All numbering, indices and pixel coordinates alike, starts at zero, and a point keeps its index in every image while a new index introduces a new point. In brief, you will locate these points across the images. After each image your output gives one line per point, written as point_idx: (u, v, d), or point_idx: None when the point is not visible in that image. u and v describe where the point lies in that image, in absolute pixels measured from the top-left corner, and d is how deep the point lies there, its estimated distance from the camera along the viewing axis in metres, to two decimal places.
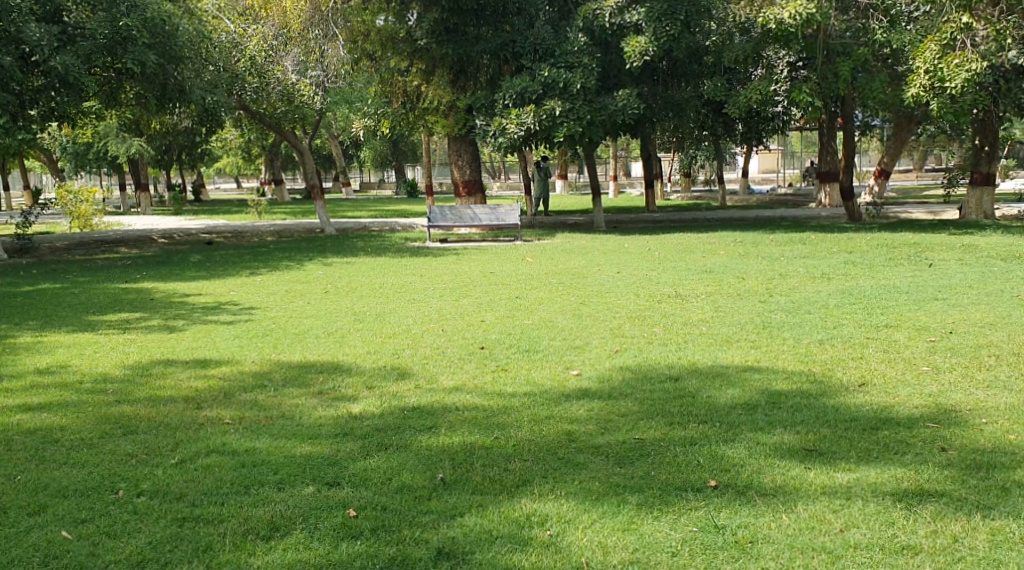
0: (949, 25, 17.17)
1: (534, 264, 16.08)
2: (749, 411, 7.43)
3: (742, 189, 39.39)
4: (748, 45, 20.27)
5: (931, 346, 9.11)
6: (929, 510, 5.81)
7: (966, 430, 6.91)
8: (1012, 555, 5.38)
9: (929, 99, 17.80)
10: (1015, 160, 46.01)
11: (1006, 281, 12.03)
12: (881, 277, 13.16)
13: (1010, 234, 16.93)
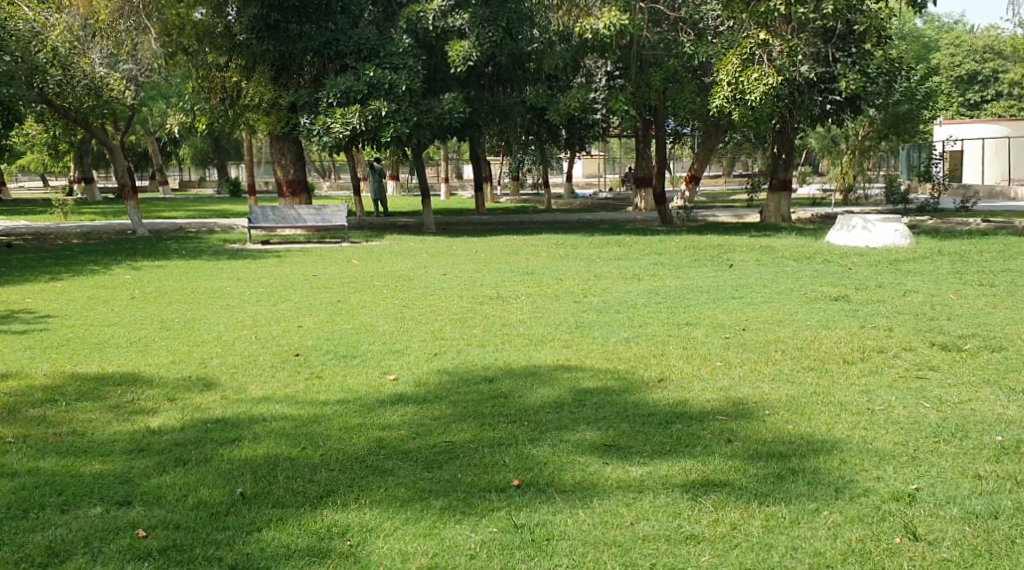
0: (749, 40, 18.04)
1: (355, 266, 16.05)
2: (556, 410, 7.66)
3: (567, 192, 40.34)
4: (568, 53, 20.95)
5: (726, 342, 9.59)
6: (714, 501, 6.01)
7: (751, 421, 7.26)
8: (783, 538, 5.43)
9: (732, 110, 18.48)
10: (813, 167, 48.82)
11: (798, 281, 12.74)
12: (686, 278, 13.73)
13: (803, 238, 17.91)
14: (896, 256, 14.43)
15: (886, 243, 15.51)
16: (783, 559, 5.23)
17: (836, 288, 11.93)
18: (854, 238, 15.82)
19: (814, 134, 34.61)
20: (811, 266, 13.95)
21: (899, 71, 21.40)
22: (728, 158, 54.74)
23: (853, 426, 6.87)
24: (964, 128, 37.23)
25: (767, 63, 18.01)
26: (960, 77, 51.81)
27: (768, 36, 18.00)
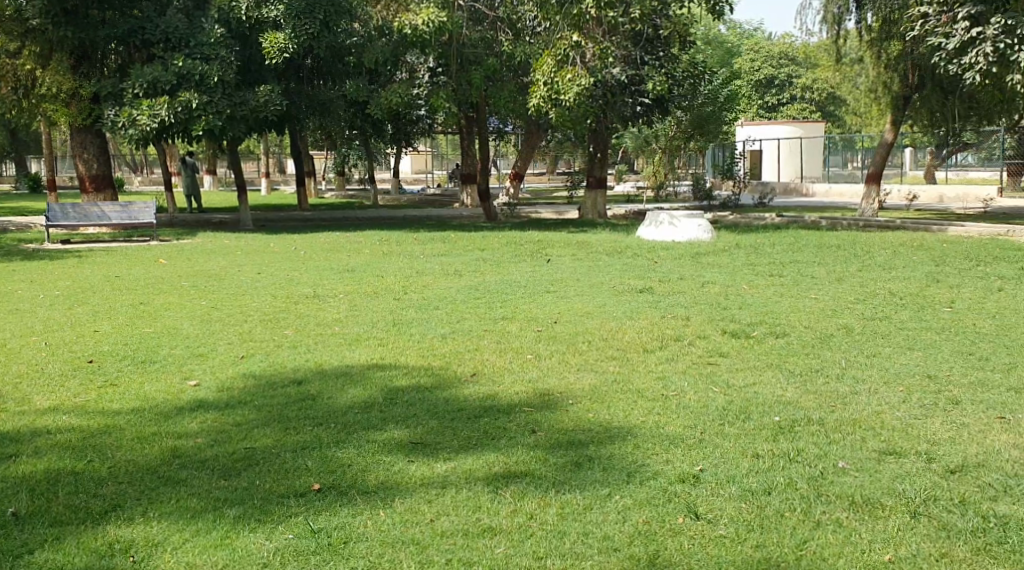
0: (562, 42, 18.23)
1: (165, 266, 15.57)
2: (364, 410, 7.57)
3: (394, 187, 40.19)
4: (387, 48, 20.88)
5: (538, 335, 9.71)
6: (512, 492, 5.98)
7: (555, 412, 7.31)
8: (575, 525, 5.50)
9: (548, 109, 18.87)
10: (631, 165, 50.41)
11: (612, 274, 13.09)
12: (505, 273, 13.91)
13: (618, 232, 18.45)
14: (699, 249, 15.01)
15: (690, 238, 16.11)
16: (575, 545, 5.29)
17: (643, 280, 12.32)
18: (661, 233, 16.40)
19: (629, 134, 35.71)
20: (621, 260, 14.35)
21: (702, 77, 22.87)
22: (552, 155, 55.90)
23: (647, 411, 7.11)
24: (762, 128, 38.30)
25: (581, 64, 18.30)
26: (760, 80, 54.44)
27: (583, 38, 18.12)
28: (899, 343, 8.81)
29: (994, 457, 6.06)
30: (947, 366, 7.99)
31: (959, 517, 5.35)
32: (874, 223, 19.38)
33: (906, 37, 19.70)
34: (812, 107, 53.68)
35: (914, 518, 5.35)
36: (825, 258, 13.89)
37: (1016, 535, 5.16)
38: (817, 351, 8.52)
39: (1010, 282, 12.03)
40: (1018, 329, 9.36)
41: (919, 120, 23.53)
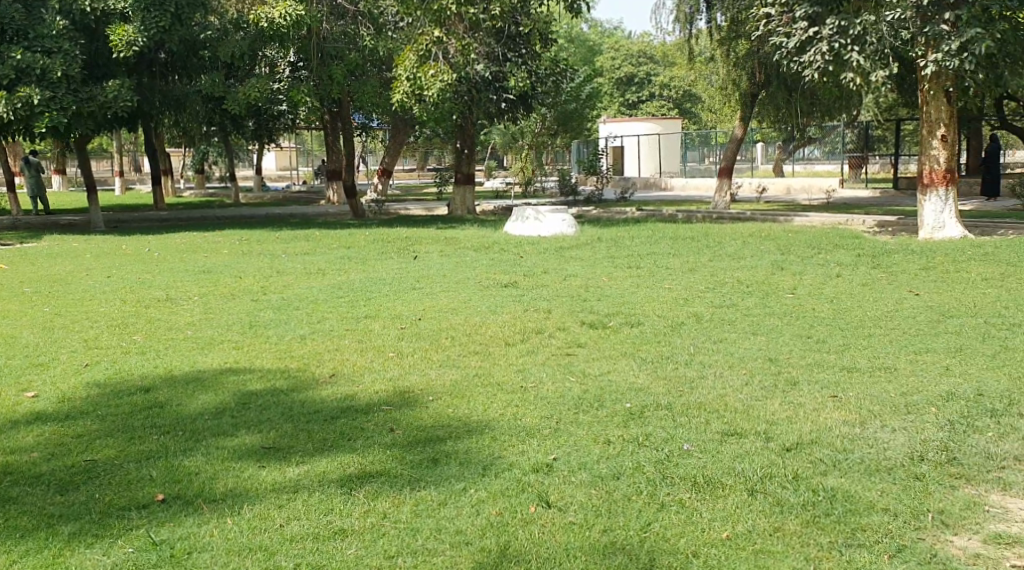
0: (423, 37, 18.30)
1: (10, 272, 14.90)
2: (216, 415, 7.31)
3: (257, 186, 39.50)
4: (244, 43, 20.45)
5: (401, 332, 9.57)
6: (367, 491, 5.82)
7: (415, 409, 7.16)
8: (429, 522, 5.44)
9: (411, 105, 18.92)
10: (498, 161, 51.04)
11: (476, 268, 13.17)
12: (369, 271, 13.83)
13: (484, 227, 18.59)
14: (563, 243, 15.23)
15: (556, 233, 16.42)
16: (427, 542, 5.26)
17: (507, 275, 12.39)
18: (528, 228, 16.57)
19: (497, 130, 35.80)
20: (486, 255, 14.41)
21: (562, 73, 23.28)
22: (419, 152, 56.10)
23: (506, 404, 7.12)
24: (623, 126, 39.87)
25: (442, 60, 18.42)
26: (620, 78, 55.76)
27: (443, 34, 18.24)
28: (744, 329, 9.28)
29: (827, 434, 6.40)
30: (785, 349, 8.52)
31: (791, 492, 5.63)
32: (726, 215, 19.94)
33: (751, 37, 20.36)
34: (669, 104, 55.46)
35: (750, 496, 5.59)
36: (680, 249, 14.27)
37: (841, 507, 5.46)
38: (668, 339, 8.84)
39: (849, 268, 12.65)
40: (851, 314, 9.93)
41: (767, 114, 24.85)
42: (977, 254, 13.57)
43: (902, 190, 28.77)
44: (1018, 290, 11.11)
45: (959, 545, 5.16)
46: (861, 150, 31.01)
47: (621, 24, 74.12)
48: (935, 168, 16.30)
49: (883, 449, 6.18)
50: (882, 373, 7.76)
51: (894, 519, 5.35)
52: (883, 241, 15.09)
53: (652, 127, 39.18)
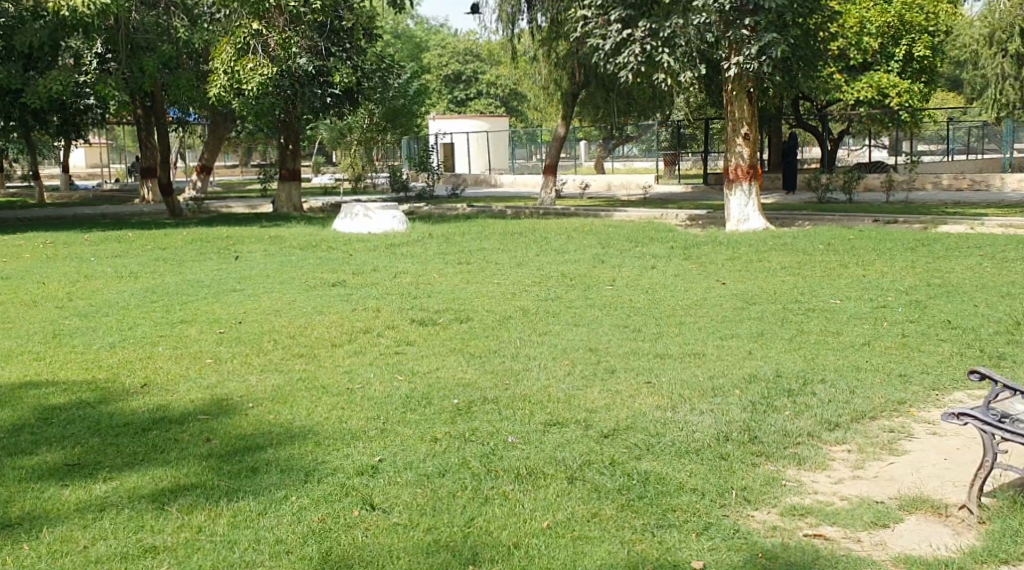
0: (242, 29, 18.12)
1: None
2: (13, 432, 6.80)
3: (66, 185, 37.67)
4: (43, 32, 19.39)
5: (220, 336, 9.31)
6: (181, 505, 5.63)
7: (232, 417, 6.99)
8: (248, 534, 5.32)
9: (230, 100, 18.60)
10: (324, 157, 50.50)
11: (299, 268, 13.02)
12: (187, 273, 13.44)
13: (307, 225, 18.35)
14: (392, 240, 15.26)
15: (385, 230, 16.41)
16: (245, 553, 5.14)
17: (335, 274, 12.34)
18: (356, 225, 16.53)
19: (328, 128, 35.06)
20: (310, 255, 14.23)
21: (389, 69, 23.05)
22: (242, 148, 54.94)
23: (330, 407, 7.10)
24: (452, 122, 39.75)
25: (261, 53, 18.37)
26: (448, 76, 55.96)
27: (263, 26, 18.17)
28: (567, 321, 9.59)
29: (641, 419, 6.86)
30: (606, 339, 8.95)
31: (607, 477, 5.93)
32: (553, 210, 20.39)
33: (570, 39, 20.73)
34: (496, 101, 56.14)
35: (570, 483, 5.86)
36: (508, 244, 14.51)
37: (652, 488, 5.80)
38: (494, 335, 9.03)
39: (664, 260, 13.15)
40: (664, 304, 10.40)
41: (588, 113, 25.97)
42: (778, 245, 14.42)
43: (713, 185, 30.74)
44: (813, 279, 11.90)
45: (759, 519, 5.54)
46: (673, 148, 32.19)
47: (446, 21, 74.16)
48: (734, 165, 17.21)
49: (692, 432, 6.66)
50: (692, 358, 8.35)
51: (702, 499, 5.70)
52: (693, 234, 15.70)
53: (480, 125, 39.47)
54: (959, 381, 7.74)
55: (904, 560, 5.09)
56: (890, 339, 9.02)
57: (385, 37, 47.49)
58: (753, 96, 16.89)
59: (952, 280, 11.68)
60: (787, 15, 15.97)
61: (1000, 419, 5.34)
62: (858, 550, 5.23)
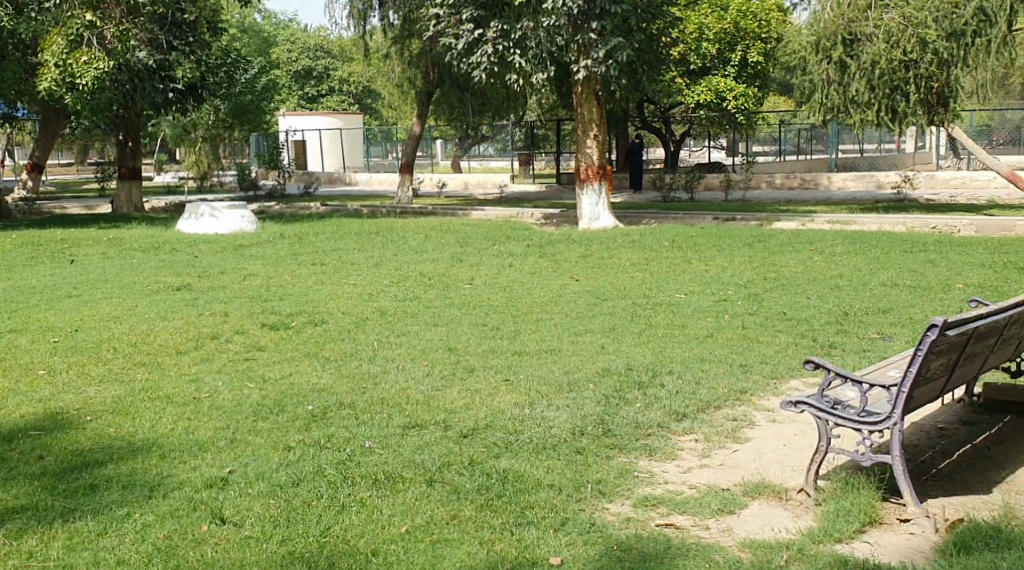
0: (75, 20, 17.32)
1: None
2: None
3: None
4: None
5: (54, 346, 8.76)
6: (10, 530, 5.24)
7: (68, 432, 6.57)
8: (85, 556, 4.98)
9: (62, 95, 17.57)
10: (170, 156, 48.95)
11: (141, 272, 12.47)
12: (18, 279, 12.70)
13: (150, 227, 17.65)
14: (242, 241, 14.79)
15: (233, 230, 15.93)
16: None
17: (179, 277, 11.85)
18: (201, 225, 15.97)
19: (169, 123, 34.03)
20: (154, 257, 13.65)
21: (233, 61, 22.46)
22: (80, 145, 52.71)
23: (176, 418, 6.77)
24: (301, 120, 38.95)
25: (95, 46, 17.65)
26: (298, 72, 55.04)
27: (97, 18, 17.50)
28: (424, 320, 9.44)
29: (500, 417, 6.77)
30: (464, 338, 8.82)
31: (466, 478, 5.81)
32: (410, 209, 20.20)
33: (423, 36, 20.56)
34: (349, 99, 55.55)
35: (429, 486, 5.71)
36: (364, 244, 14.25)
37: (513, 487, 5.70)
38: (349, 337, 8.81)
39: (520, 258, 13.13)
40: (522, 301, 10.37)
41: (443, 111, 25.81)
42: (629, 242, 14.61)
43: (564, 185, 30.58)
44: (662, 274, 12.10)
45: (614, 512, 5.52)
46: (529, 148, 32.20)
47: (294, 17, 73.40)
48: (586, 164, 17.31)
49: (549, 427, 6.60)
50: (548, 355, 8.31)
51: (559, 494, 5.65)
52: (549, 232, 15.77)
53: (333, 122, 38.54)
54: (795, 369, 7.95)
55: (749, 545, 5.13)
56: (731, 331, 9.21)
57: (231, 32, 46.25)
58: (601, 99, 17.11)
59: (789, 274, 12.07)
60: (633, 19, 16.18)
61: (833, 405, 5.63)
62: (708, 538, 5.26)
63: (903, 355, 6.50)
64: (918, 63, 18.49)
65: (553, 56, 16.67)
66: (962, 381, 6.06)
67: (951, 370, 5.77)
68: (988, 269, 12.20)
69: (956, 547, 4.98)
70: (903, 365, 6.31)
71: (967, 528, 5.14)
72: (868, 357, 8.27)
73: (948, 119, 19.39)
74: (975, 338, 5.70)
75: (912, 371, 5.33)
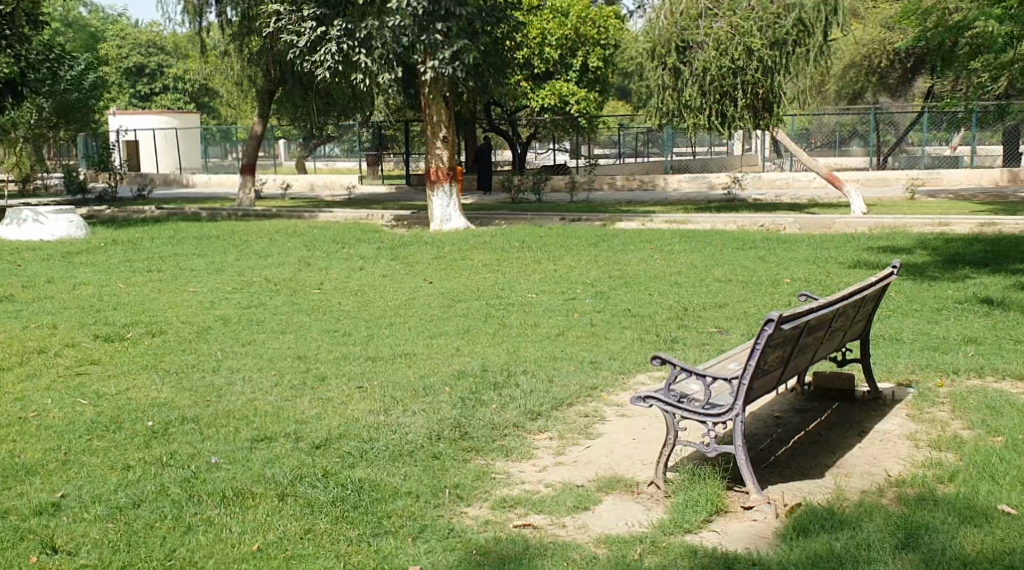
0: None
1: None
2: None
3: None
4: None
5: None
6: None
7: None
8: None
9: None
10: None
11: None
12: None
13: None
14: (71, 247, 13.97)
15: (59, 236, 15.07)
16: None
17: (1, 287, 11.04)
18: (25, 232, 15.01)
19: None
20: None
21: (56, 57, 21.34)
22: None
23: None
24: (133, 119, 37.37)
25: None
26: (129, 69, 52.98)
27: None
28: (272, 328, 9.05)
29: (354, 426, 6.48)
30: (314, 345, 8.47)
31: (321, 490, 5.51)
32: (253, 212, 19.57)
33: (263, 34, 19.95)
34: (184, 98, 53.83)
35: (281, 501, 5.39)
36: (204, 249, 13.65)
37: (369, 497, 5.43)
38: (192, 347, 8.35)
39: (370, 261, 12.82)
40: (374, 305, 10.08)
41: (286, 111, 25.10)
42: (478, 243, 14.49)
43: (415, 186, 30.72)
44: (514, 274, 12.01)
45: (473, 516, 5.33)
46: (377, 150, 31.70)
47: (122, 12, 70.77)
48: (436, 166, 17.06)
49: (404, 434, 6.36)
50: (402, 359, 8.06)
51: (418, 502, 5.42)
52: (398, 234, 15.52)
53: (167, 120, 37.15)
54: (642, 364, 7.95)
55: (604, 541, 5.02)
56: (581, 328, 9.16)
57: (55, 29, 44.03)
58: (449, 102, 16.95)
59: (634, 272, 12.16)
60: (477, 22, 16.16)
61: (680, 399, 5.58)
62: (564, 535, 5.13)
63: (741, 348, 6.52)
64: (745, 70, 19.13)
65: (399, 56, 16.40)
66: (796, 372, 6.13)
67: (786, 363, 5.81)
68: (814, 264, 12.60)
69: (797, 531, 5.03)
70: (743, 358, 6.32)
71: (806, 512, 5.20)
72: (709, 351, 8.34)
73: (772, 124, 19.95)
74: (807, 330, 5.76)
75: (751, 365, 5.31)
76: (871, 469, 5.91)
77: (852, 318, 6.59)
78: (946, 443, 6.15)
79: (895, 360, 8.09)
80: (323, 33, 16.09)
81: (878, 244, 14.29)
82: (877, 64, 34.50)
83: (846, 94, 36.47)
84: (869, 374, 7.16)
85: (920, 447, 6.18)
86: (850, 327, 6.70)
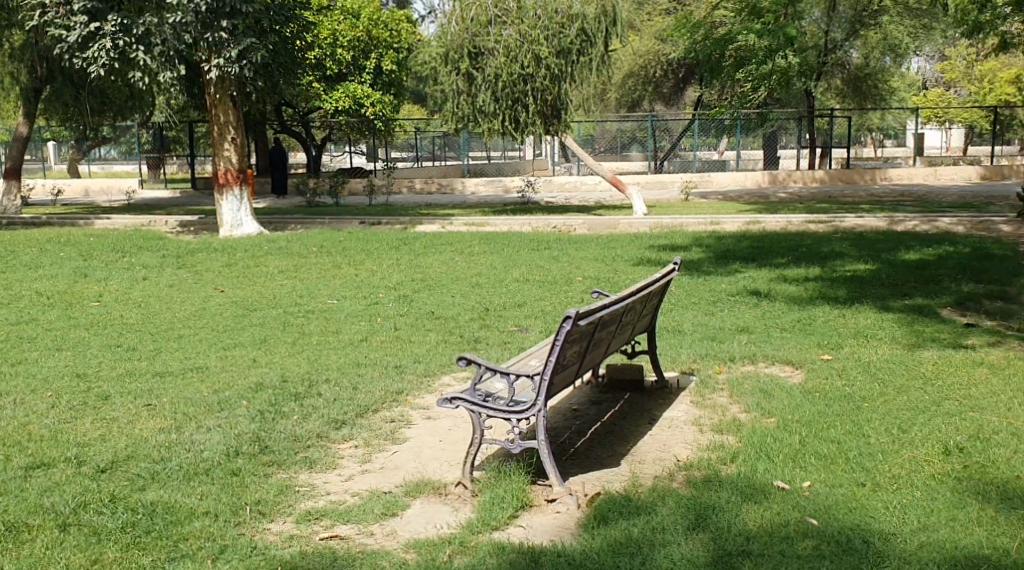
0: None
1: None
2: None
3: None
4: None
5: None
6: None
7: None
8: None
9: None
10: None
11: None
12: None
13: None
14: None
15: None
16: None
17: None
18: None
19: None
20: None
21: None
22: None
23: None
24: None
25: None
26: None
27: None
28: (46, 345, 8.34)
29: (142, 446, 6.00)
30: (95, 362, 7.85)
31: (108, 517, 5.04)
32: (19, 221, 18.20)
33: (27, 29, 18.62)
34: None
35: (62, 532, 4.89)
36: None
37: (162, 521, 5.00)
38: None
39: (154, 271, 12.10)
40: (160, 317, 9.47)
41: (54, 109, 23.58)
42: (272, 248, 13.98)
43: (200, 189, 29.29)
44: (312, 280, 11.61)
45: (275, 532, 5.01)
46: (158, 151, 30.06)
47: None
48: (220, 168, 16.41)
49: (199, 452, 5.93)
50: (193, 373, 7.58)
51: (215, 521, 5.04)
52: (184, 241, 14.80)
53: None
54: (445, 366, 7.77)
55: (413, 545, 4.81)
56: (383, 333, 8.90)
57: None
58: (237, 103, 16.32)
59: (434, 274, 11.98)
60: (265, 20, 15.65)
61: (485, 398, 5.43)
62: (375, 544, 4.89)
63: (540, 344, 6.43)
64: (534, 77, 19.34)
65: (180, 53, 15.74)
66: (592, 367, 6.10)
67: (583, 358, 5.77)
68: (602, 262, 12.80)
69: (597, 520, 4.98)
70: (543, 354, 6.24)
71: (605, 500, 5.16)
72: (510, 349, 8.25)
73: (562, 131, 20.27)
74: (601, 326, 5.72)
75: (551, 362, 5.22)
76: (661, 454, 5.93)
77: (639, 313, 6.64)
78: (726, 426, 6.25)
79: (677, 351, 8.20)
80: (97, 29, 15.12)
81: (659, 242, 14.70)
82: (652, 74, 35.81)
83: (625, 103, 37.67)
84: (656, 363, 7.25)
85: (704, 431, 6.26)
86: (638, 321, 6.74)
